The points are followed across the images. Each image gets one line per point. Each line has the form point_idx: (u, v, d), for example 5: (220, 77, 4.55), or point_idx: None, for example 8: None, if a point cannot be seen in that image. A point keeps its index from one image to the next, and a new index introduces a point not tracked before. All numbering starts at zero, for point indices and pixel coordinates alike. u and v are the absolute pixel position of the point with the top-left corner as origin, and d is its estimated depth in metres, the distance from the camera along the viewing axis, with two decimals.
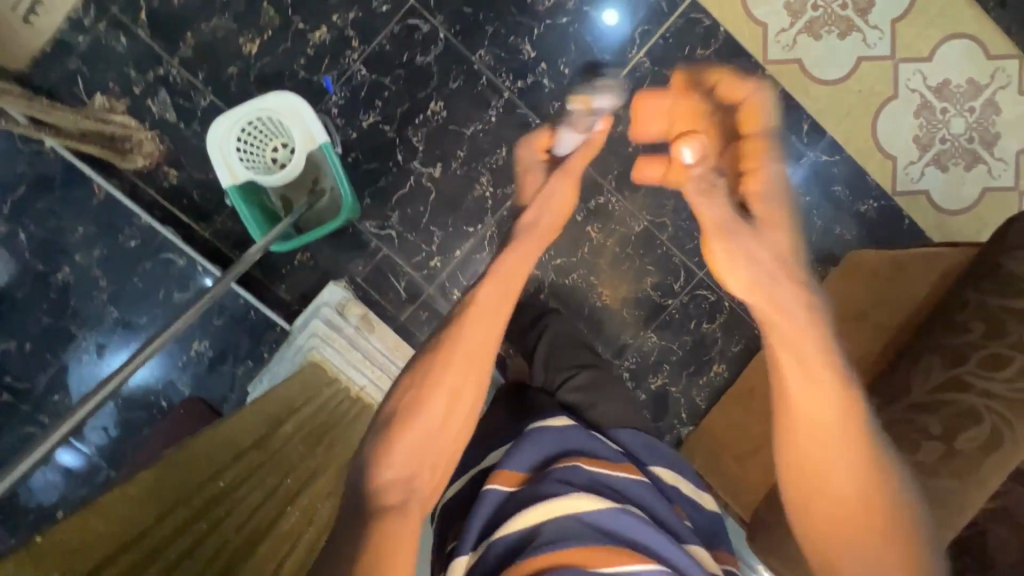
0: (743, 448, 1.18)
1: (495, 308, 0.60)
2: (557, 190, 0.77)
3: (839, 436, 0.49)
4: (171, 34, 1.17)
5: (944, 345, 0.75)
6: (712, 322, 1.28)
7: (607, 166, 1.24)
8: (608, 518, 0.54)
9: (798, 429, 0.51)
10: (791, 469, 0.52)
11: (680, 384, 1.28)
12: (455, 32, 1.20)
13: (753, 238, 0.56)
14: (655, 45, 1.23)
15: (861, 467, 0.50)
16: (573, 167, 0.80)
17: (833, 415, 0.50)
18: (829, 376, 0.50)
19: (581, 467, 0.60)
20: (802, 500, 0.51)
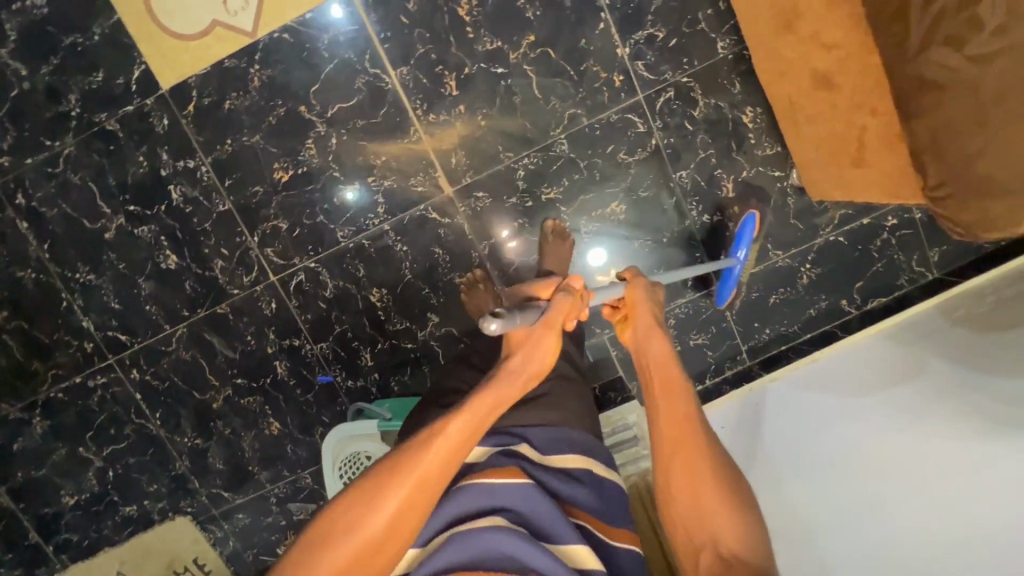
0: (848, 150, 0.92)
1: (456, 453, 0.62)
2: (537, 349, 0.70)
3: (672, 452, 0.68)
4: (246, 479, 1.32)
5: None
6: (697, 103, 1.13)
7: (492, 150, 1.15)
8: (471, 540, 0.59)
9: (674, 456, 0.68)
10: (673, 483, 0.68)
11: (744, 164, 1.16)
12: (314, 250, 1.20)
13: (646, 321, 0.78)
14: (387, 51, 1.11)
15: (703, 477, 0.66)
16: (556, 319, 0.71)
17: (665, 429, 0.70)
18: (675, 408, 0.71)
19: (459, 493, 0.65)
20: (669, 503, 0.68)
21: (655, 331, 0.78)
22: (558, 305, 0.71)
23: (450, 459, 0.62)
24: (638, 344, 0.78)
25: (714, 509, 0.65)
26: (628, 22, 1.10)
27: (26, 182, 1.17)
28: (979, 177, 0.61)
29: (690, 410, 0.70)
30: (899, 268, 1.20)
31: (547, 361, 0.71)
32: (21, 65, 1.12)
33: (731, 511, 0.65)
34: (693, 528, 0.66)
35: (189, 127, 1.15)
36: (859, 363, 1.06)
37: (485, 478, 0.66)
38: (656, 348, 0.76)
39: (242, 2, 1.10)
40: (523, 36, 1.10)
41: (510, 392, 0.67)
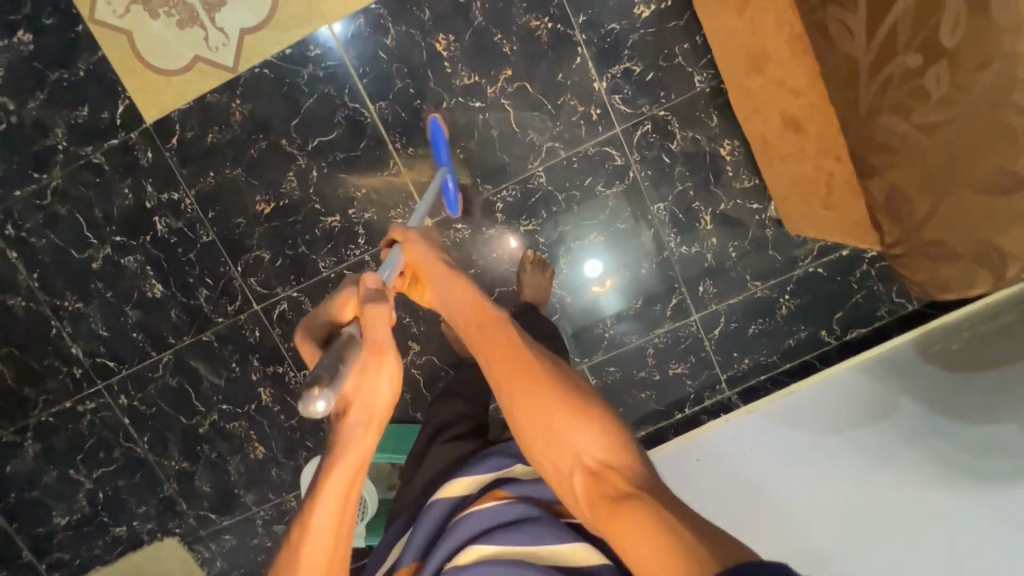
0: (818, 190, 0.91)
1: (341, 527, 0.59)
2: (372, 378, 0.57)
3: (513, 385, 0.63)
4: (233, 502, 1.35)
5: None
6: (674, 136, 1.13)
7: (471, 182, 1.16)
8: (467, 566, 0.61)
9: (525, 398, 0.62)
10: (537, 427, 0.61)
11: (722, 195, 1.16)
12: (296, 280, 1.22)
13: (452, 279, 0.75)
14: (366, 86, 1.12)
15: (561, 401, 0.62)
16: (377, 335, 0.60)
17: (509, 372, 0.64)
18: (499, 344, 0.66)
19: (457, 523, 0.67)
20: (541, 445, 0.61)
21: (448, 276, 0.75)
22: (373, 324, 0.60)
23: (343, 512, 0.59)
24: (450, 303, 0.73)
25: (578, 427, 0.60)
26: (604, 56, 1.10)
27: (15, 213, 1.20)
28: (927, 241, 0.62)
29: (517, 345, 0.65)
30: (879, 299, 1.19)
31: (390, 389, 0.59)
32: (9, 100, 1.14)
33: (582, 422, 0.60)
34: (554, 459, 0.60)
35: (173, 160, 1.17)
36: (840, 396, 1.04)
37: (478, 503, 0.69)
38: (459, 292, 0.72)
39: (223, 38, 1.11)
40: (500, 71, 1.11)
41: (360, 448, 0.57)
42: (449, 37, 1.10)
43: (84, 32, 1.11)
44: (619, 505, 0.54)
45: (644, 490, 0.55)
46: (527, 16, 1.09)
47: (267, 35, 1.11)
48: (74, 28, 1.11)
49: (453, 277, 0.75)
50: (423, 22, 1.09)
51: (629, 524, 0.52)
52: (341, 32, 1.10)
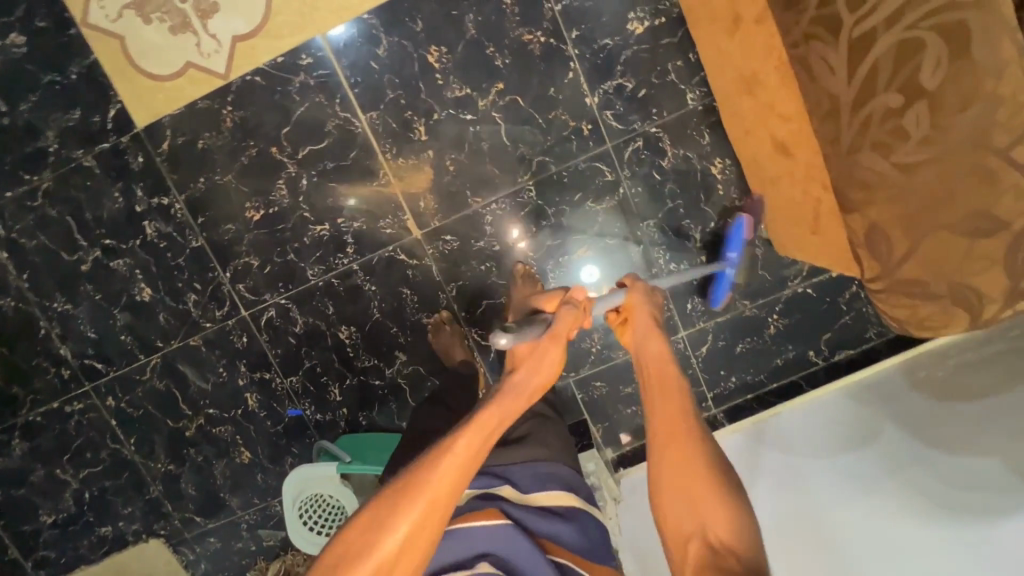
0: (807, 216, 0.91)
1: (460, 478, 0.57)
2: (546, 355, 0.73)
3: (666, 445, 0.65)
4: (218, 505, 1.35)
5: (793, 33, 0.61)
6: (665, 153, 1.13)
7: (460, 195, 1.16)
8: None
9: (677, 449, 0.65)
10: (674, 478, 0.62)
11: (712, 213, 1.15)
12: (284, 288, 1.22)
13: (647, 320, 0.82)
14: (357, 96, 1.12)
15: (698, 463, 0.62)
16: (564, 329, 0.75)
17: (665, 424, 0.67)
18: (674, 393, 0.70)
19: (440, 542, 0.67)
20: (676, 496, 0.61)
21: (647, 320, 0.82)
22: (563, 316, 0.76)
23: (469, 461, 0.58)
24: (647, 348, 0.78)
25: (706, 493, 0.60)
26: (597, 72, 1.09)
27: (6, 214, 1.20)
28: (908, 280, 0.61)
29: (688, 406, 0.69)
30: (868, 321, 1.19)
31: (550, 372, 0.73)
32: (1, 101, 1.14)
33: (708, 495, 0.60)
34: (670, 515, 0.61)
35: (164, 165, 1.17)
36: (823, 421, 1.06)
37: (463, 524, 0.68)
38: (654, 345, 0.78)
39: (215, 44, 1.11)
40: (492, 84, 1.10)
41: (516, 405, 0.66)
42: (441, 49, 1.09)
43: (76, 35, 1.11)
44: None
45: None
46: (520, 30, 1.08)
47: (260, 43, 1.11)
48: (67, 31, 1.11)
49: (653, 322, 0.82)
50: (417, 33, 1.09)
51: None
52: (333, 42, 1.10)
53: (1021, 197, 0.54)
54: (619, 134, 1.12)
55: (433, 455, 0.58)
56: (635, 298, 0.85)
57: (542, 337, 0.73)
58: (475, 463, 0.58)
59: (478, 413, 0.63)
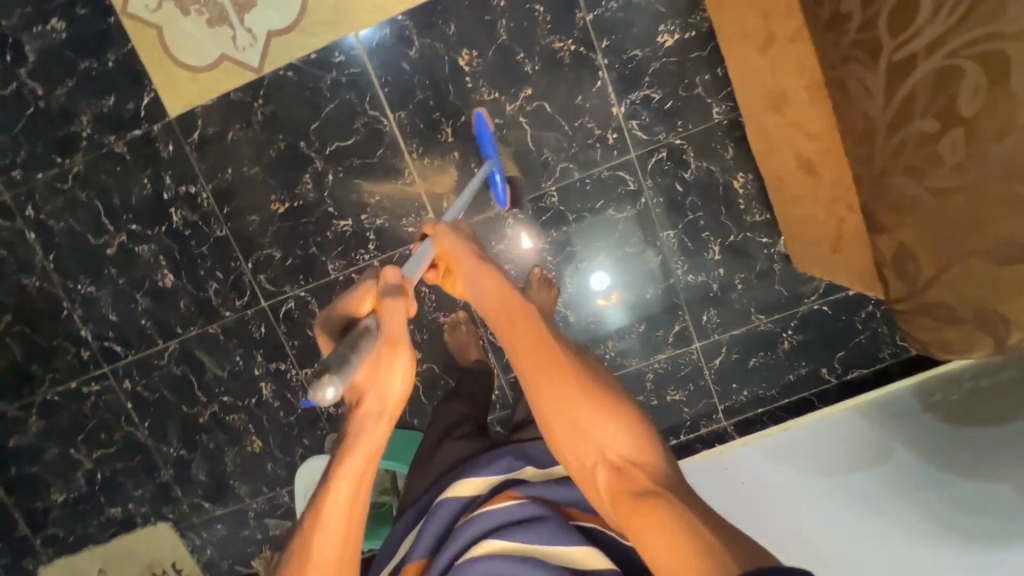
0: (830, 232, 0.91)
1: (347, 525, 0.63)
2: (387, 369, 0.64)
3: (541, 384, 0.67)
4: (227, 493, 1.36)
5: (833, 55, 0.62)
6: (688, 165, 1.14)
7: (482, 197, 1.17)
8: (480, 566, 0.63)
9: (558, 399, 0.65)
10: (562, 421, 0.64)
11: (732, 227, 1.16)
12: (304, 280, 1.23)
13: (477, 265, 0.82)
14: (386, 96, 1.14)
15: (585, 398, 0.64)
16: (393, 327, 0.66)
17: (533, 372, 0.68)
18: (524, 338, 0.70)
19: (464, 527, 0.69)
20: (561, 437, 0.64)
21: (472, 266, 0.82)
22: (390, 316, 0.66)
23: (357, 500, 0.64)
24: (478, 284, 0.80)
25: (596, 422, 0.63)
26: (624, 82, 1.11)
27: (36, 196, 1.22)
28: (934, 301, 0.62)
29: (547, 342, 0.69)
30: (883, 341, 1.19)
31: (403, 373, 0.65)
32: (38, 85, 1.17)
33: (599, 424, 0.63)
34: (569, 444, 0.64)
35: (193, 154, 1.19)
36: (835, 438, 1.05)
37: (487, 508, 0.71)
38: (490, 287, 0.79)
39: (251, 38, 1.13)
40: (520, 89, 1.12)
41: (372, 439, 0.65)
42: (472, 52, 1.11)
43: (116, 23, 1.13)
44: (640, 503, 0.56)
45: (664, 488, 0.57)
46: (551, 37, 1.09)
47: (294, 39, 1.12)
48: (107, 19, 1.13)
49: (473, 259, 0.83)
50: (449, 36, 1.10)
51: (646, 523, 0.54)
52: (367, 41, 1.12)
53: None
54: (644, 145, 1.13)
55: (315, 517, 0.63)
56: (460, 253, 0.83)
57: (379, 346, 0.64)
58: (356, 512, 0.64)
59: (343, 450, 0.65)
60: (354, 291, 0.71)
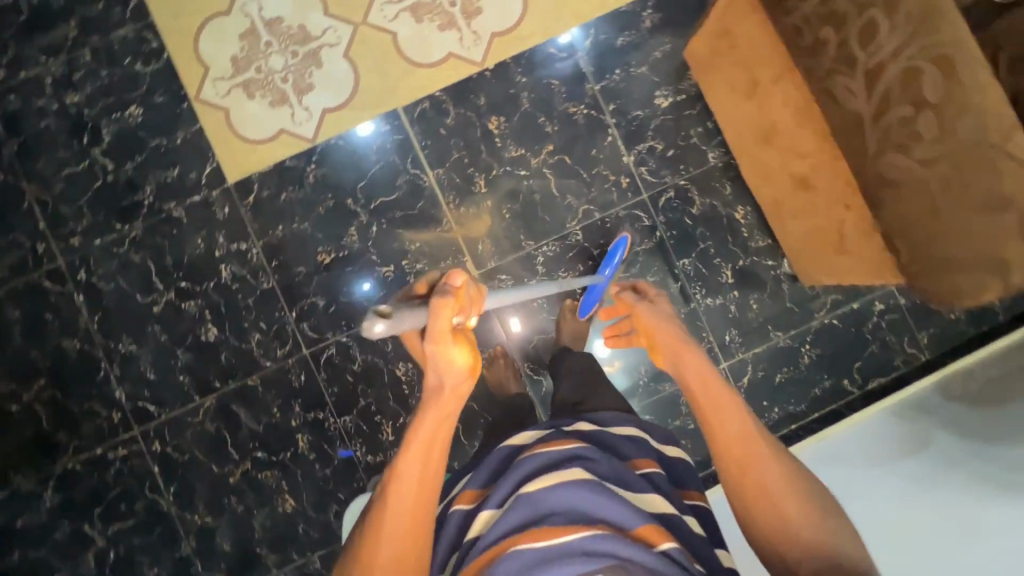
0: (830, 238, 1.05)
1: (422, 494, 0.66)
2: (444, 350, 0.65)
3: (738, 460, 0.68)
4: (253, 564, 1.27)
5: (819, 73, 0.79)
6: (694, 201, 1.30)
7: (514, 238, 1.30)
8: (548, 494, 0.63)
9: (758, 478, 0.66)
10: (754, 494, 0.66)
11: (739, 253, 1.29)
12: (347, 326, 1.29)
13: (656, 316, 0.93)
14: (426, 156, 1.30)
15: (788, 485, 0.66)
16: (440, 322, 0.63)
17: (741, 449, 0.68)
18: (727, 414, 0.71)
19: (527, 459, 0.71)
20: (750, 505, 0.66)
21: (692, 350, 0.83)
22: (439, 308, 0.62)
23: (430, 464, 0.68)
24: (681, 357, 0.82)
25: (790, 502, 0.65)
26: (631, 136, 1.30)
27: (90, 260, 1.29)
28: (950, 257, 0.73)
29: (750, 422, 0.71)
30: (892, 350, 1.29)
31: (462, 364, 0.68)
32: (109, 161, 1.30)
33: (797, 498, 0.65)
34: (769, 485, 0.65)
35: (247, 215, 1.30)
36: (866, 438, 1.11)
37: (548, 447, 0.72)
38: (689, 361, 0.81)
39: (307, 115, 1.31)
40: (542, 145, 1.30)
41: (441, 410, 0.69)
42: (500, 118, 1.30)
43: (188, 107, 1.30)
44: None
45: None
46: (566, 104, 1.30)
47: (345, 114, 1.31)
48: (181, 105, 1.30)
49: (668, 326, 0.90)
50: (480, 106, 1.30)
51: None
52: (409, 113, 1.30)
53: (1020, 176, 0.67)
54: (653, 186, 1.30)
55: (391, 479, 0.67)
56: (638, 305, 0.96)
57: (427, 334, 0.64)
58: (432, 479, 0.67)
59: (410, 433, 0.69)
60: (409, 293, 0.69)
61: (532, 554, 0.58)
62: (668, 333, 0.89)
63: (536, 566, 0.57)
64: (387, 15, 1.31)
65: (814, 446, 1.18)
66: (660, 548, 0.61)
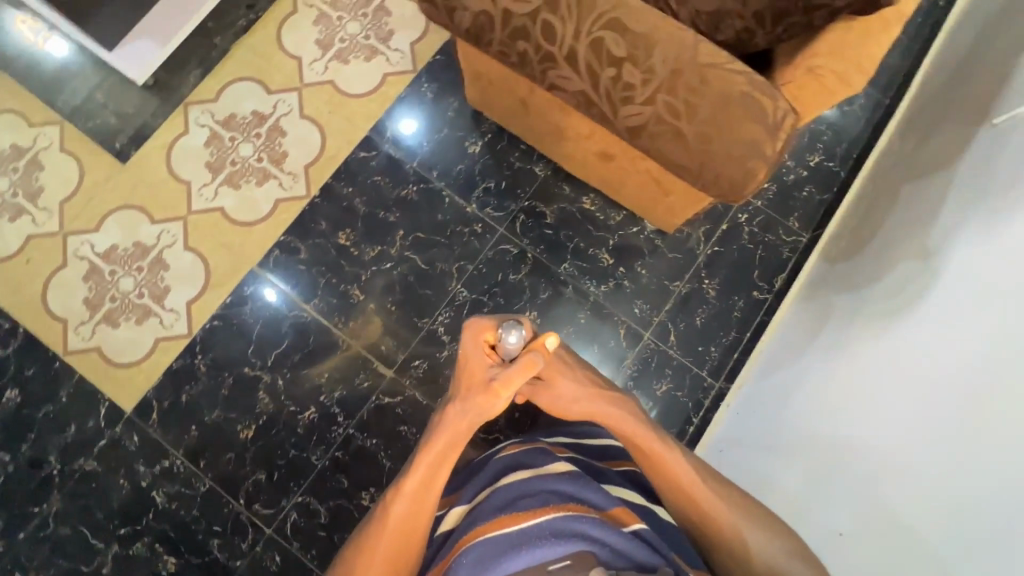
0: (654, 187, 1.13)
1: (416, 512, 0.67)
2: (489, 402, 0.71)
3: (674, 497, 0.72)
4: None
5: (538, 75, 0.88)
6: (545, 212, 1.39)
7: (410, 323, 1.34)
8: (521, 485, 0.67)
9: (698, 510, 0.71)
10: (698, 521, 0.72)
11: (606, 235, 1.38)
12: (298, 483, 1.27)
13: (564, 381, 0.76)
14: (298, 294, 1.35)
15: (722, 509, 0.71)
16: (512, 380, 0.71)
17: (677, 488, 0.72)
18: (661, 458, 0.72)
19: (501, 457, 0.75)
20: (698, 528, 0.72)
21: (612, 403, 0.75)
22: (524, 364, 0.71)
23: (427, 490, 0.68)
24: (593, 409, 0.75)
25: (728, 526, 0.70)
26: (463, 188, 1.40)
27: (21, 558, 1.23)
28: (720, 154, 0.80)
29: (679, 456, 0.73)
30: (775, 245, 1.38)
31: (496, 410, 0.73)
32: (3, 452, 1.27)
33: (741, 518, 0.71)
34: (716, 514, 0.71)
35: (157, 432, 1.29)
36: (795, 335, 1.16)
37: (519, 448, 0.77)
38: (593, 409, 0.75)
39: (174, 314, 1.34)
40: (395, 233, 1.38)
41: (450, 447, 0.71)
42: (347, 231, 1.38)
43: (61, 364, 1.31)
44: None
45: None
46: (396, 191, 1.40)
47: (209, 296, 1.35)
48: (53, 366, 1.31)
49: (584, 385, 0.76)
50: (324, 230, 1.38)
51: None
52: (266, 265, 1.36)
53: (719, 75, 0.79)
54: (505, 218, 1.39)
55: (393, 491, 0.69)
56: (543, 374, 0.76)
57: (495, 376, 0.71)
58: (431, 493, 0.68)
59: (417, 457, 0.70)
60: (487, 325, 0.74)
61: (501, 535, 0.62)
62: (576, 391, 0.76)
63: (502, 553, 0.60)
64: (208, 197, 1.40)
65: (766, 367, 1.21)
66: (631, 529, 0.64)
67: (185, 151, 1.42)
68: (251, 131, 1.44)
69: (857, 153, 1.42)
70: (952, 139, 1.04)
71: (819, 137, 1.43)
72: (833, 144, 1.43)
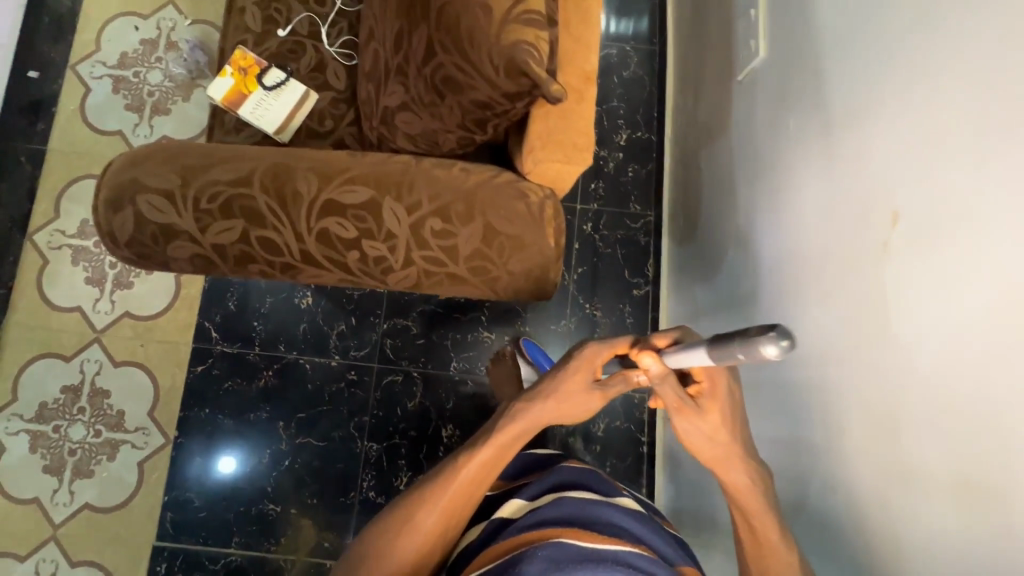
0: None
1: (481, 476, 0.73)
2: (578, 402, 0.75)
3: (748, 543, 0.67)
4: None
5: (292, 278, 0.78)
6: (408, 324, 1.32)
7: (339, 505, 1.25)
8: (594, 510, 0.68)
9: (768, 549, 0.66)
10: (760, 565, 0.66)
11: (475, 314, 1.32)
12: None
13: (699, 415, 0.67)
14: (214, 543, 1.23)
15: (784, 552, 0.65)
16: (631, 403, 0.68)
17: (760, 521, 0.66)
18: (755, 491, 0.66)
19: (558, 470, 0.77)
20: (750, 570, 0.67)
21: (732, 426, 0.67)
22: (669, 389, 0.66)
23: (494, 463, 0.73)
24: (719, 432, 0.67)
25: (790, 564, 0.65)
26: (319, 345, 1.31)
27: None
28: (508, 270, 0.74)
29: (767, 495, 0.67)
30: (629, 237, 1.36)
31: (576, 415, 0.77)
32: None
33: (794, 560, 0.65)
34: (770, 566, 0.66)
35: None
36: (707, 221, 1.08)
37: (578, 466, 0.78)
38: (709, 445, 0.67)
39: None
40: (277, 426, 1.28)
41: (523, 438, 0.75)
42: (228, 452, 1.26)
43: None
44: None
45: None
46: (254, 385, 1.29)
47: None
48: None
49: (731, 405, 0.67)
50: (204, 465, 1.26)
51: None
52: (166, 533, 1.23)
53: (459, 197, 0.73)
54: (373, 352, 1.31)
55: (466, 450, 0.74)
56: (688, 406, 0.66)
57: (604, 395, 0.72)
58: (497, 463, 0.74)
59: (498, 429, 0.75)
60: (615, 346, 0.74)
61: (576, 547, 0.61)
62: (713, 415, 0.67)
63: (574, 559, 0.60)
64: (65, 501, 1.24)
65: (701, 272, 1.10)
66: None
67: (12, 470, 1.25)
68: (71, 410, 1.27)
69: (656, 110, 1.40)
70: (721, 95, 1.03)
71: (617, 114, 1.40)
72: (630, 113, 1.40)
